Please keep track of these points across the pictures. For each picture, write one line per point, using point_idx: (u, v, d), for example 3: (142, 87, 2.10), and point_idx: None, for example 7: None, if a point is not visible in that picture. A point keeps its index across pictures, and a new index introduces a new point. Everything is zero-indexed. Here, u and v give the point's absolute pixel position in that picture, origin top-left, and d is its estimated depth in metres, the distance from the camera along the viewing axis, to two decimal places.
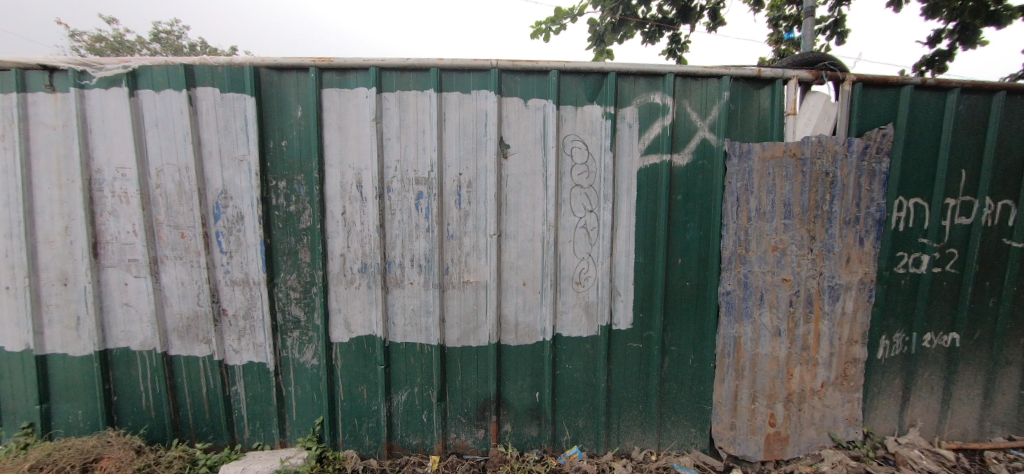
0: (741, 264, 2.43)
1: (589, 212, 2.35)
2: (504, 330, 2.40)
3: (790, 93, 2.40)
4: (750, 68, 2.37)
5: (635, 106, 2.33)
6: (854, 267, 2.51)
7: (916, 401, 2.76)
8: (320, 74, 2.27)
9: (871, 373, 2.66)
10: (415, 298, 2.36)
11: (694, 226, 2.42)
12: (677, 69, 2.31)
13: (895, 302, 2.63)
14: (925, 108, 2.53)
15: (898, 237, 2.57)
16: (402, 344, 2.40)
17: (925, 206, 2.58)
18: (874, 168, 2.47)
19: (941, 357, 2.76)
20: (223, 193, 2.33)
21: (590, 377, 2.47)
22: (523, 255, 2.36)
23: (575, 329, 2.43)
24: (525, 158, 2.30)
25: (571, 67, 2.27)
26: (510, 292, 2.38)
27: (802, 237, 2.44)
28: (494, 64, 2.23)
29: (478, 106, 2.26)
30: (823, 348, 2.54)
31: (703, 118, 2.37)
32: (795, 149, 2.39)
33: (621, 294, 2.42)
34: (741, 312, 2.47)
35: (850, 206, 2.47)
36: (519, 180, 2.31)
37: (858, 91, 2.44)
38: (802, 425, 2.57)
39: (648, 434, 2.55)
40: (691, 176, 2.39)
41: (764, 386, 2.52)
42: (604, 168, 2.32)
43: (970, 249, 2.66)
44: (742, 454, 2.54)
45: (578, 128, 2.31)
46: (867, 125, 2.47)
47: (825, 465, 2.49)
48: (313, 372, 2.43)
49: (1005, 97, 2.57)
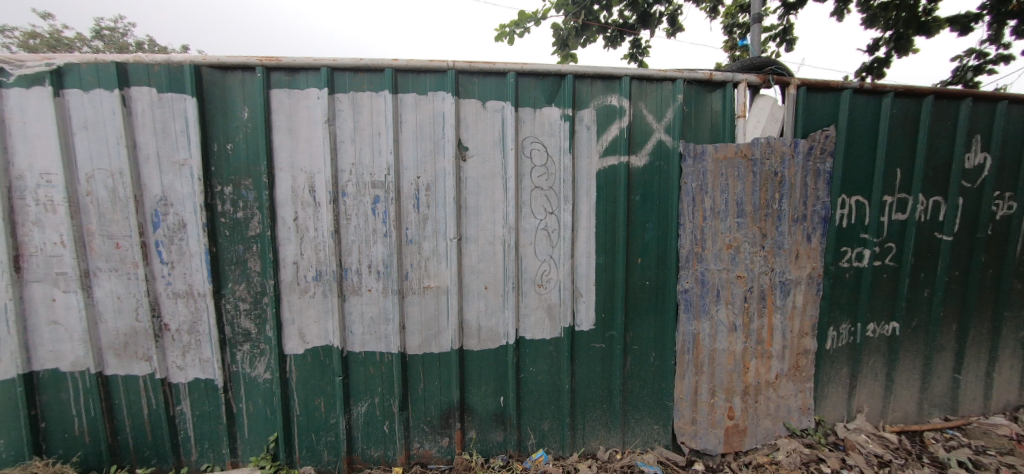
0: (698, 262, 2.50)
1: (549, 214, 2.34)
2: (466, 335, 2.36)
3: (740, 97, 2.49)
4: (702, 72, 2.44)
5: (593, 108, 2.34)
6: (803, 263, 2.63)
7: (862, 387, 2.92)
8: (268, 75, 2.16)
9: (821, 363, 2.79)
10: (374, 305, 2.29)
11: (652, 226, 2.46)
12: (633, 72, 2.35)
13: (841, 295, 2.77)
14: (863, 111, 2.68)
15: (842, 233, 2.70)
16: (360, 353, 2.32)
17: (866, 203, 2.73)
18: (818, 168, 2.60)
19: (883, 345, 2.93)
20: (162, 200, 2.18)
21: (555, 380, 2.47)
22: (484, 258, 2.33)
23: (538, 331, 2.42)
24: (483, 161, 2.28)
25: (529, 69, 2.26)
26: (471, 296, 2.35)
27: (754, 235, 2.52)
28: (451, 65, 2.19)
29: (435, 107, 2.22)
30: (776, 341, 2.64)
31: (659, 120, 2.42)
32: (746, 150, 2.48)
33: (582, 295, 2.43)
34: (699, 309, 2.53)
35: (797, 205, 2.58)
36: (478, 183, 2.28)
37: (803, 94, 2.55)
38: (759, 417, 2.65)
39: (612, 433, 2.57)
40: (649, 177, 2.43)
41: (722, 381, 2.59)
42: (564, 170, 2.33)
43: (906, 243, 2.84)
44: (703, 448, 2.60)
45: (537, 130, 2.30)
46: (812, 126, 2.59)
47: (781, 454, 2.58)
48: (265, 386, 2.31)
49: (933, 101, 2.76)
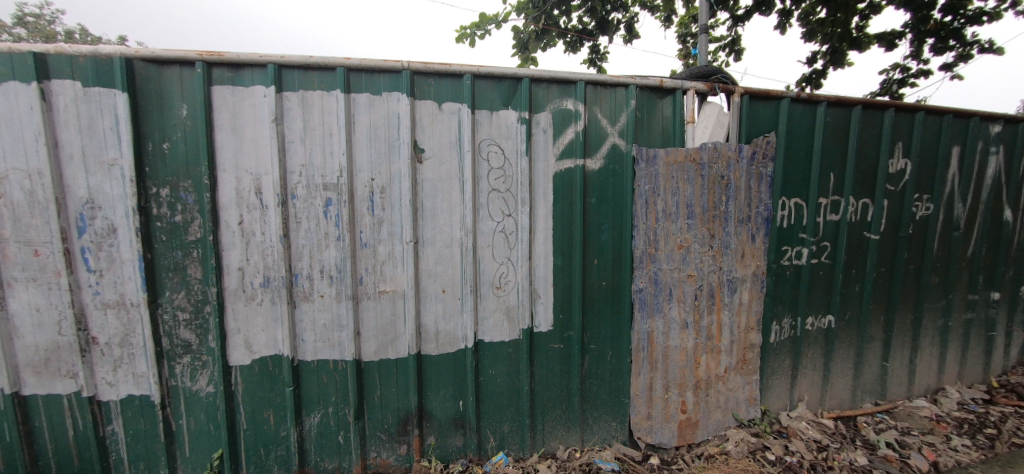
0: (651, 262, 2.58)
1: (507, 216, 2.35)
2: (424, 339, 2.32)
3: (689, 103, 2.60)
4: (653, 78, 2.52)
5: (549, 112, 2.37)
6: (748, 261, 2.77)
7: (802, 378, 3.11)
8: (209, 70, 2.04)
9: (766, 356, 2.95)
10: (326, 312, 2.21)
11: (607, 228, 2.52)
12: (588, 77, 2.40)
13: (783, 291, 2.94)
14: (801, 119, 2.86)
15: (783, 233, 2.88)
16: (313, 362, 2.23)
17: (803, 205, 2.92)
18: (761, 171, 2.75)
19: (821, 337, 3.13)
20: (89, 202, 2.01)
21: (514, 381, 2.47)
22: (441, 261, 2.30)
23: (497, 334, 2.42)
24: (440, 163, 2.25)
25: (485, 71, 2.26)
26: (429, 300, 2.31)
27: (704, 236, 2.64)
28: (406, 65, 2.15)
29: (390, 108, 2.17)
30: (725, 336, 2.77)
31: (613, 124, 2.48)
32: (695, 154, 2.58)
33: (541, 297, 2.46)
34: (653, 308, 2.61)
35: (742, 207, 2.71)
36: (435, 185, 2.26)
37: (746, 102, 2.69)
38: (710, 409, 2.77)
39: (572, 432, 2.61)
40: (604, 180, 2.48)
41: (676, 376, 2.68)
42: (521, 173, 2.34)
43: (839, 241, 3.05)
44: (658, 442, 2.68)
45: (494, 133, 2.30)
46: (755, 132, 2.74)
47: (730, 444, 2.71)
48: (208, 400, 2.17)
49: (861, 110, 2.99)
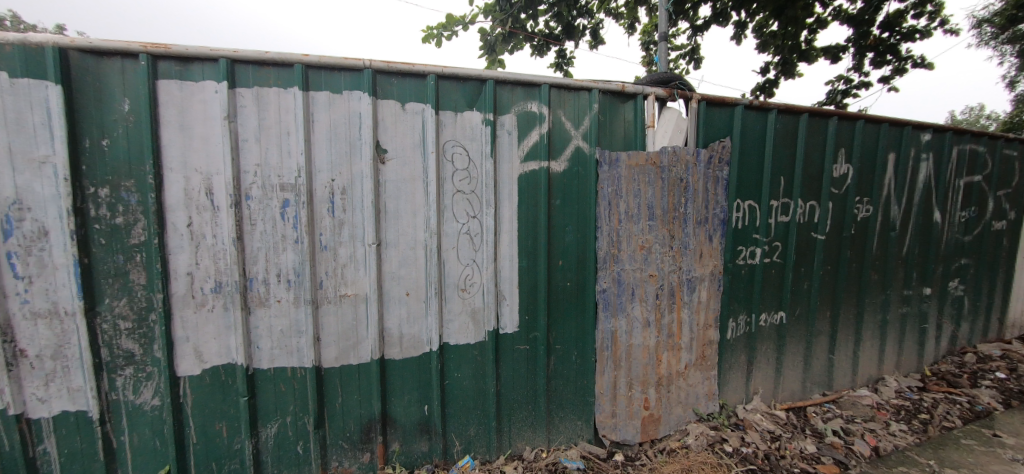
0: (614, 263, 2.63)
1: (471, 218, 2.34)
2: (387, 344, 2.27)
3: (649, 108, 2.67)
4: (615, 83, 2.58)
5: (513, 114, 2.38)
6: (706, 261, 2.88)
7: (757, 371, 3.26)
8: (154, 63, 1.92)
9: (723, 352, 3.07)
10: (284, 317, 2.12)
11: (571, 229, 2.55)
12: (552, 80, 2.42)
13: (739, 289, 3.08)
14: (754, 125, 3.00)
15: (738, 234, 3.00)
16: (269, 370, 2.14)
17: (756, 207, 3.06)
18: (717, 175, 2.86)
19: (774, 332, 3.29)
20: (15, 203, 1.83)
21: (480, 384, 2.46)
22: (405, 264, 2.26)
23: (462, 336, 2.40)
24: (403, 164, 2.21)
25: (449, 72, 2.24)
26: (392, 304, 2.26)
27: (664, 236, 2.72)
28: (368, 64, 2.11)
29: (351, 107, 2.12)
30: (685, 334, 2.86)
31: (577, 127, 2.52)
32: (655, 158, 2.66)
33: (506, 299, 2.46)
34: (616, 307, 2.67)
35: (700, 209, 2.82)
36: (397, 186, 2.22)
37: (703, 108, 2.80)
38: (671, 405, 2.85)
39: (538, 433, 2.62)
40: (568, 182, 2.52)
41: (639, 374, 2.74)
42: (485, 174, 2.34)
43: (789, 241, 3.22)
44: (623, 439, 2.74)
45: (458, 134, 2.29)
46: (711, 138, 2.86)
47: (690, 438, 2.80)
48: (154, 414, 2.04)
49: (807, 118, 3.17)
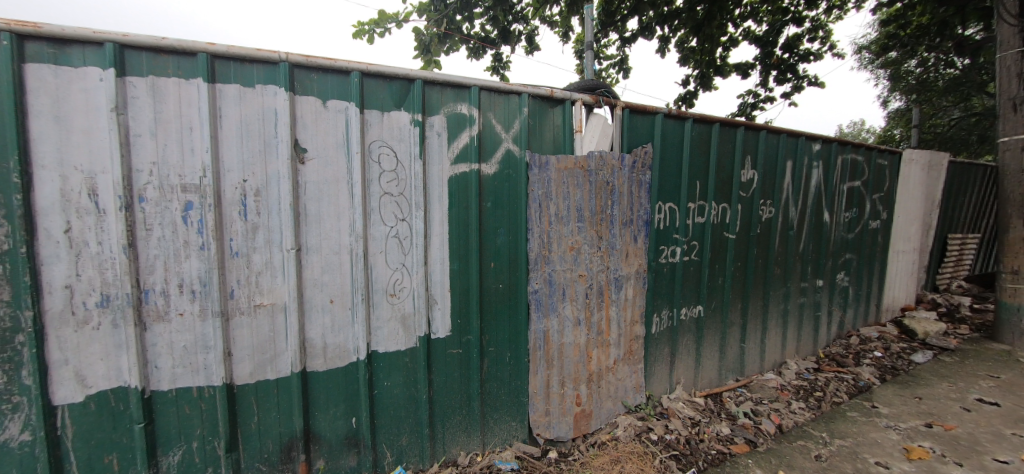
0: (546, 264, 2.69)
1: (400, 221, 2.27)
2: (309, 355, 2.14)
3: (577, 114, 2.76)
4: (544, 88, 2.63)
5: (443, 115, 2.35)
6: (631, 261, 3.03)
7: (679, 362, 3.49)
8: (20, 43, 1.64)
9: (649, 346, 3.25)
10: (187, 332, 1.92)
11: (503, 231, 2.56)
12: (482, 82, 2.42)
13: (662, 286, 3.27)
14: (673, 133, 3.21)
15: (660, 234, 3.20)
16: (170, 392, 1.92)
17: (676, 209, 3.28)
18: (641, 178, 3.03)
19: (693, 325, 3.54)
20: None
21: (412, 392, 2.39)
22: (329, 269, 2.14)
23: (392, 343, 2.32)
24: (325, 164, 2.09)
25: (375, 70, 2.15)
26: (315, 312, 2.13)
27: (592, 237, 2.82)
28: (284, 57, 1.96)
29: (265, 102, 1.96)
30: (613, 331, 2.99)
31: (507, 130, 2.54)
32: (583, 162, 2.76)
33: (437, 303, 2.42)
34: (548, 307, 2.72)
35: (625, 210, 2.96)
36: (319, 188, 2.09)
37: (627, 115, 2.94)
38: (602, 399, 2.97)
39: (473, 437, 2.60)
40: (499, 184, 2.53)
41: (570, 371, 2.82)
42: (414, 176, 2.28)
43: (705, 241, 3.49)
44: (556, 436, 2.80)
45: (384, 134, 2.21)
46: (635, 143, 3.01)
47: (619, 430, 2.93)
48: (22, 452, 1.74)
49: (719, 128, 3.45)
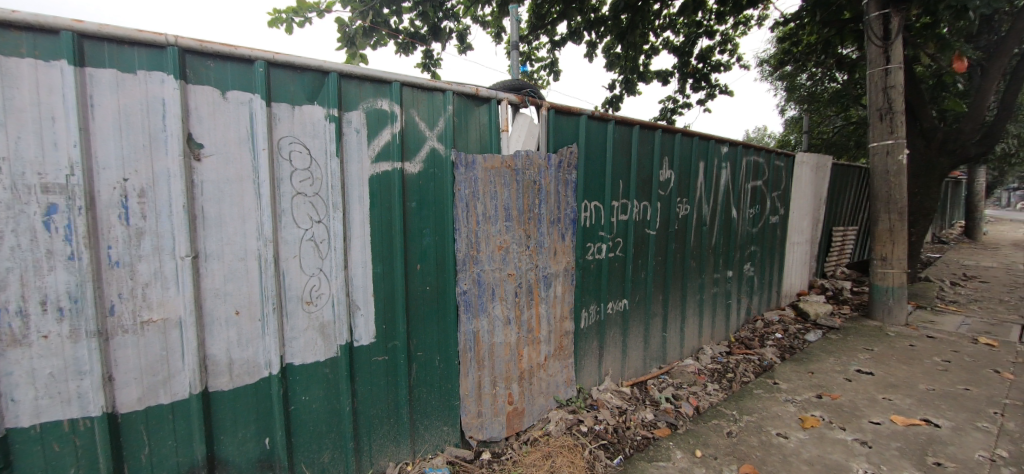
0: (474, 264, 2.66)
1: (316, 223, 2.13)
2: (212, 373, 1.93)
3: (503, 113, 2.76)
4: (469, 86, 2.59)
5: (361, 111, 2.23)
6: (559, 258, 3.10)
7: (607, 355, 3.64)
8: None
9: (579, 340, 3.35)
10: (54, 357, 1.61)
11: (429, 232, 2.50)
12: (403, 78, 2.33)
13: (589, 282, 3.38)
14: (597, 134, 3.33)
15: (586, 232, 3.30)
16: (33, 428, 1.61)
17: (601, 207, 3.40)
18: (567, 178, 3.10)
19: (619, 318, 3.70)
20: None
21: (333, 405, 2.25)
22: (233, 278, 1.94)
23: (309, 354, 2.16)
24: (226, 161, 1.88)
25: (282, 60, 1.98)
26: (217, 326, 1.92)
27: (520, 237, 2.84)
28: (173, 40, 1.73)
29: (150, 91, 1.71)
30: (543, 328, 3.03)
31: (431, 128, 2.47)
32: (510, 161, 2.76)
33: (359, 309, 2.29)
34: (477, 308, 2.69)
35: (553, 209, 3.02)
36: (220, 188, 1.88)
37: (552, 116, 2.99)
38: (534, 396, 3.00)
39: (402, 446, 2.51)
40: (424, 183, 2.46)
41: (501, 371, 2.82)
42: (331, 175, 2.15)
43: (628, 237, 3.66)
44: (489, 437, 2.78)
45: (295, 130, 2.05)
46: (561, 144, 3.08)
47: (551, 425, 2.99)
48: None
49: (638, 130, 3.64)
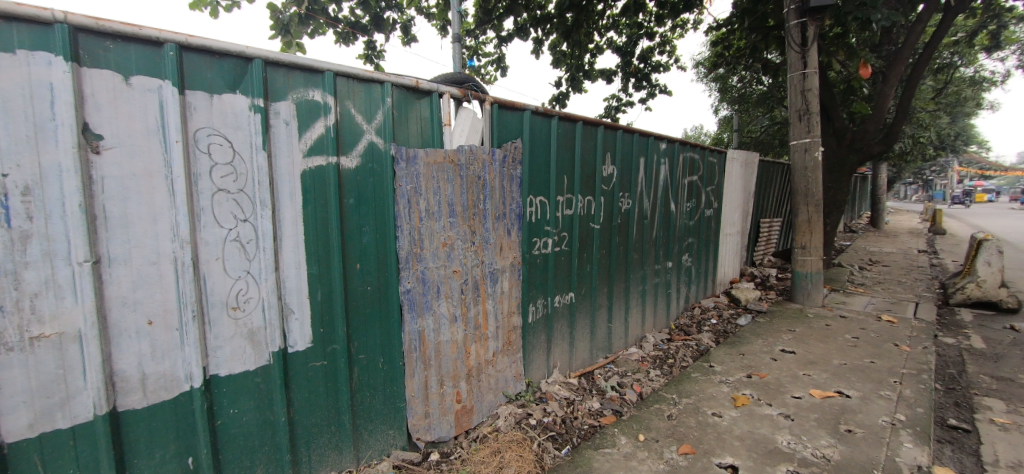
0: (417, 262, 2.59)
1: (241, 222, 1.97)
2: (121, 391, 1.73)
3: (444, 107, 2.69)
4: (409, 78, 2.50)
5: (290, 101, 2.09)
6: (505, 254, 3.09)
7: (555, 347, 3.70)
8: None
9: (527, 334, 3.37)
10: None
11: (369, 230, 2.40)
12: (336, 68, 2.21)
13: (536, 276, 3.41)
14: (540, 129, 3.35)
15: (532, 226, 3.32)
16: None
17: (547, 202, 3.44)
18: (512, 173, 3.10)
19: (566, 311, 3.77)
20: None
21: (266, 416, 2.11)
22: (144, 284, 1.74)
23: (237, 363, 2.01)
24: (131, 154, 1.68)
25: (197, 43, 1.80)
26: (126, 339, 1.72)
27: (465, 233, 2.80)
28: (60, 17, 1.52)
29: (32, 73, 1.48)
30: (490, 324, 3.02)
31: (368, 121, 2.37)
32: (453, 156, 2.71)
33: (293, 313, 2.17)
34: (422, 307, 2.63)
35: (498, 205, 3.01)
36: (124, 185, 1.67)
37: (496, 111, 2.97)
38: (482, 392, 2.99)
39: (344, 454, 2.41)
40: (361, 179, 2.35)
41: (449, 369, 2.78)
42: (257, 170, 2.00)
43: (573, 231, 3.73)
44: (437, 437, 2.74)
45: (214, 120, 1.88)
46: (504, 139, 3.07)
47: (500, 421, 2.99)
48: None
49: (582, 126, 3.70)
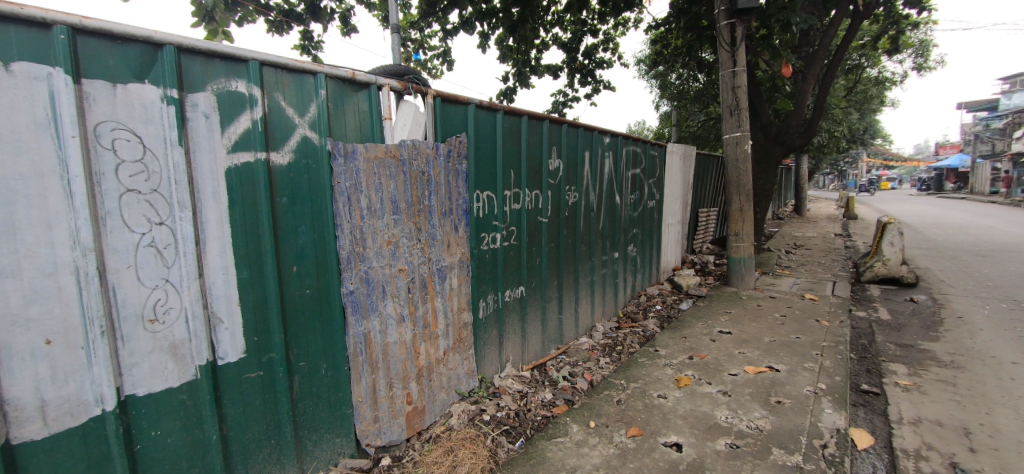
0: (360, 261, 2.48)
1: (155, 225, 1.79)
2: (15, 421, 1.52)
3: (384, 100, 2.59)
4: (344, 69, 2.38)
5: (210, 93, 1.92)
6: (453, 250, 3.05)
7: (508, 341, 3.71)
8: None
9: (478, 330, 3.36)
10: None
11: (305, 230, 2.27)
12: (261, 57, 2.05)
13: (485, 271, 3.39)
14: (485, 123, 3.32)
15: (480, 222, 3.30)
16: None
17: (494, 197, 3.42)
18: (457, 168, 3.06)
19: (517, 305, 3.79)
20: None
21: (195, 435, 1.95)
22: (38, 299, 1.54)
23: (157, 381, 1.83)
24: (14, 152, 1.47)
25: (93, 26, 1.60)
26: (18, 362, 1.51)
27: (410, 230, 2.73)
28: None
29: None
30: (440, 322, 2.97)
31: (300, 114, 2.23)
32: (394, 151, 2.62)
33: (222, 322, 2.01)
34: (366, 308, 2.53)
35: (443, 200, 2.95)
36: (8, 186, 1.46)
37: (438, 104, 2.90)
38: (434, 392, 2.94)
39: (287, 468, 2.29)
40: (295, 177, 2.21)
41: (398, 371, 2.70)
42: (172, 168, 1.82)
43: (521, 225, 3.74)
44: (388, 441, 2.67)
45: (118, 113, 1.68)
46: (448, 133, 3.01)
47: (453, 419, 2.96)
48: None
49: (526, 120, 3.71)
